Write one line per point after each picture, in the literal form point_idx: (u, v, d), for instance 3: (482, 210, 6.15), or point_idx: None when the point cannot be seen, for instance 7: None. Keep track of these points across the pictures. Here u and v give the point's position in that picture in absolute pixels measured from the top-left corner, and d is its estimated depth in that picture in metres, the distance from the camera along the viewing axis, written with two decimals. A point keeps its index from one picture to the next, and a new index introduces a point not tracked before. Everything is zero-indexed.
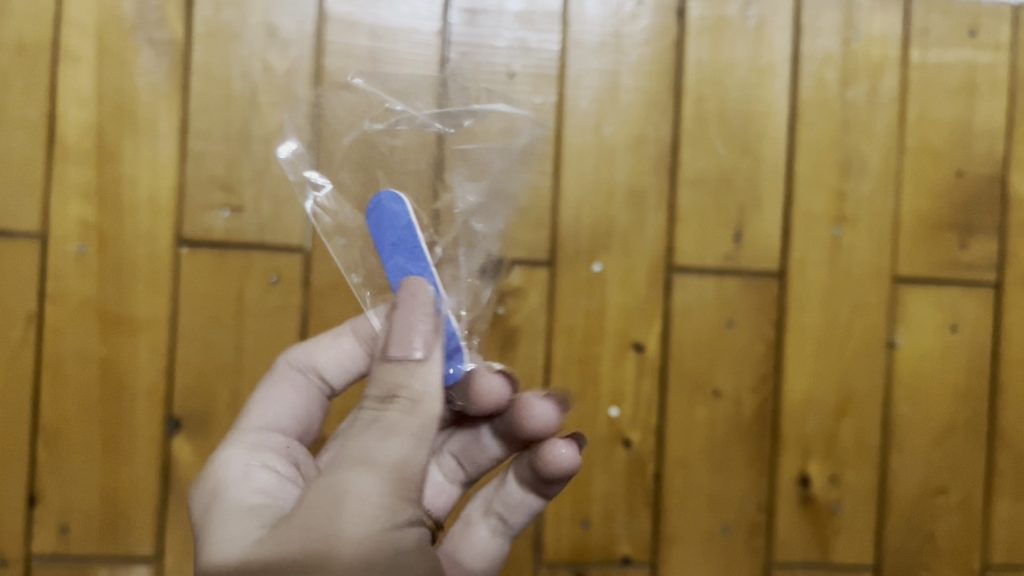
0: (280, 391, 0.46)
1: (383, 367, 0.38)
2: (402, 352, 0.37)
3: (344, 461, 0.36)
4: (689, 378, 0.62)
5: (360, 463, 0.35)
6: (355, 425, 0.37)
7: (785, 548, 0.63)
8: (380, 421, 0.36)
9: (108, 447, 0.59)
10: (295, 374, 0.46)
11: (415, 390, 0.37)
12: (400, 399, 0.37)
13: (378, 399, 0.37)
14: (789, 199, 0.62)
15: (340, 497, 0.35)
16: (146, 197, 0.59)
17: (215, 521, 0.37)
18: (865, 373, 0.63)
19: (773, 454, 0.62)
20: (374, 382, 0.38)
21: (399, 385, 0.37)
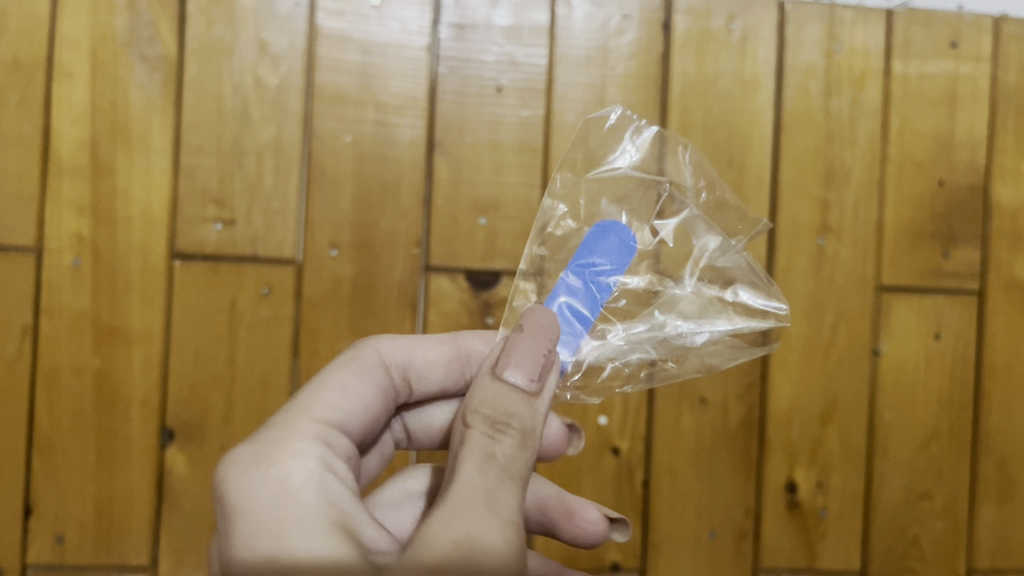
0: (359, 380, 0.42)
1: (494, 384, 0.37)
2: (516, 380, 0.37)
3: (467, 482, 0.33)
4: (676, 386, 0.62)
5: (489, 482, 0.34)
6: (464, 445, 0.35)
7: (772, 553, 0.64)
8: (503, 442, 0.35)
9: (103, 458, 0.60)
10: (381, 374, 0.43)
11: (526, 420, 0.36)
12: (513, 429, 0.35)
13: (491, 420, 0.36)
14: (774, 209, 0.64)
15: (480, 522, 0.32)
16: (139, 210, 0.60)
17: (290, 520, 0.32)
18: (850, 381, 0.64)
19: (759, 460, 0.63)
20: (482, 401, 0.36)
21: (516, 414, 0.36)
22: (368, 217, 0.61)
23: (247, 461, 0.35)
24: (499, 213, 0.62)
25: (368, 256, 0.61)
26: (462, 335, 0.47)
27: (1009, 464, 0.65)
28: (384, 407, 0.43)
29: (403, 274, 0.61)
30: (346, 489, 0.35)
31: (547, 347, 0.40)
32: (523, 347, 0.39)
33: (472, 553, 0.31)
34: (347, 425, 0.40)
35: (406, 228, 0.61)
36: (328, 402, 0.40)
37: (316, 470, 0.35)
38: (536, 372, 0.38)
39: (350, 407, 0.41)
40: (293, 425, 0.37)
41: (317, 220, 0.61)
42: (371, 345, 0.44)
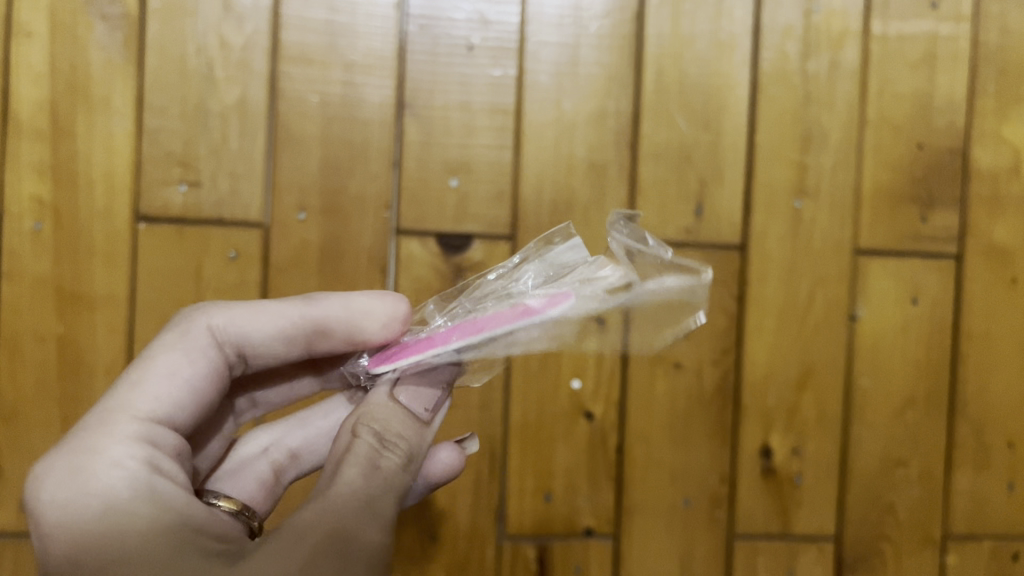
0: (189, 365, 0.41)
1: (389, 405, 0.41)
2: (412, 406, 0.41)
3: (345, 484, 0.36)
4: (650, 352, 0.62)
5: (367, 490, 0.36)
6: (349, 453, 0.38)
7: (746, 519, 0.63)
8: (383, 456, 0.38)
9: (67, 424, 0.59)
10: (213, 352, 0.42)
11: (413, 443, 0.40)
12: (400, 448, 0.39)
13: (379, 435, 0.39)
14: (750, 173, 0.63)
15: (352, 517, 0.34)
16: (101, 173, 0.59)
17: (140, 530, 0.33)
18: (827, 346, 0.63)
19: (734, 426, 0.63)
20: (372, 418, 0.40)
21: (402, 435, 0.40)
22: (336, 180, 0.60)
23: (61, 465, 0.35)
24: (471, 176, 0.61)
25: (336, 219, 0.60)
26: (307, 304, 0.44)
27: (985, 430, 0.65)
28: (218, 389, 0.42)
29: (372, 238, 0.60)
30: (178, 493, 0.36)
31: (443, 384, 0.43)
32: (421, 373, 0.43)
33: (343, 529, 0.34)
34: (178, 415, 0.40)
35: (375, 191, 0.60)
36: (150, 393, 0.39)
37: (136, 480, 0.35)
38: (432, 404, 0.42)
39: (177, 395, 0.40)
40: (109, 424, 0.37)
41: (283, 182, 0.59)
42: (202, 325, 0.42)
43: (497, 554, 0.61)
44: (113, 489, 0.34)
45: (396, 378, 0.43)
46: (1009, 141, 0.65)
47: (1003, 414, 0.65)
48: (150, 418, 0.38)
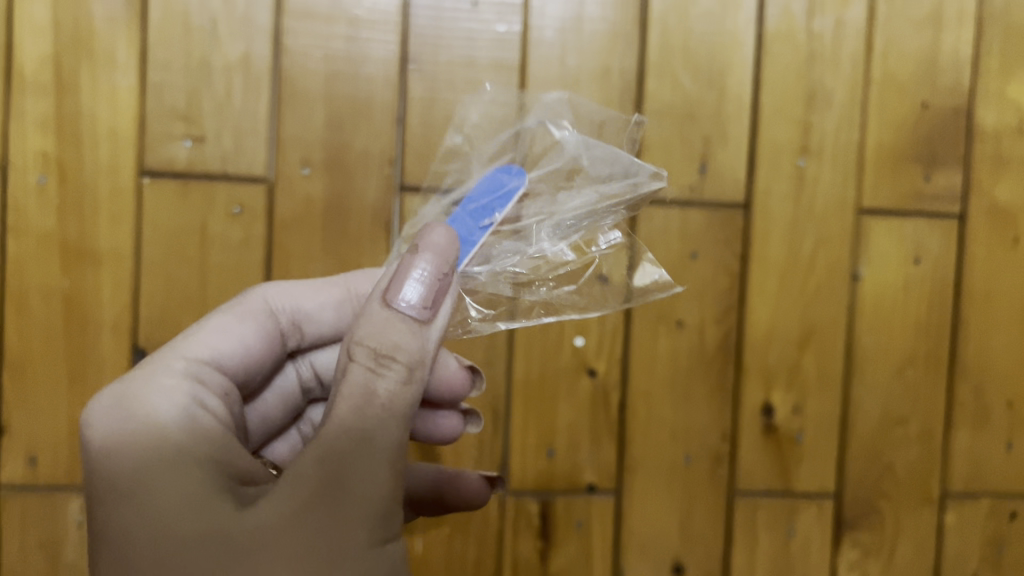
0: (238, 324, 0.43)
1: (381, 315, 0.36)
2: (406, 313, 0.36)
3: (337, 417, 0.33)
4: (653, 310, 0.62)
5: (365, 417, 0.33)
6: (343, 380, 0.34)
7: (747, 477, 0.63)
8: (378, 376, 0.34)
9: (74, 378, 0.59)
10: (265, 318, 0.44)
11: (413, 352, 0.35)
12: (396, 362, 0.35)
13: (375, 353, 0.35)
14: (755, 131, 0.63)
15: (348, 457, 0.32)
16: (105, 128, 0.59)
17: (158, 468, 0.33)
18: (829, 305, 0.63)
19: (736, 384, 0.63)
20: (364, 333, 0.35)
21: (401, 345, 0.35)
22: (340, 136, 0.60)
23: (109, 397, 0.36)
24: None
25: (340, 176, 0.60)
26: (353, 279, 0.48)
27: (985, 390, 0.65)
28: (268, 355, 0.44)
29: (376, 194, 0.60)
30: (219, 427, 0.36)
31: (442, 275, 0.38)
32: (420, 273, 0.37)
33: (339, 472, 0.32)
34: (226, 364, 0.41)
35: (379, 148, 0.60)
36: (203, 343, 0.41)
37: (176, 410, 0.35)
38: (431, 300, 0.37)
39: (227, 346, 0.41)
40: (165, 362, 0.38)
41: (288, 138, 0.59)
42: (257, 300, 0.45)
43: (500, 509, 0.62)
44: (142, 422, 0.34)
45: (395, 276, 0.37)
46: (1014, 101, 0.65)
47: (1003, 374, 0.66)
48: (204, 361, 0.40)
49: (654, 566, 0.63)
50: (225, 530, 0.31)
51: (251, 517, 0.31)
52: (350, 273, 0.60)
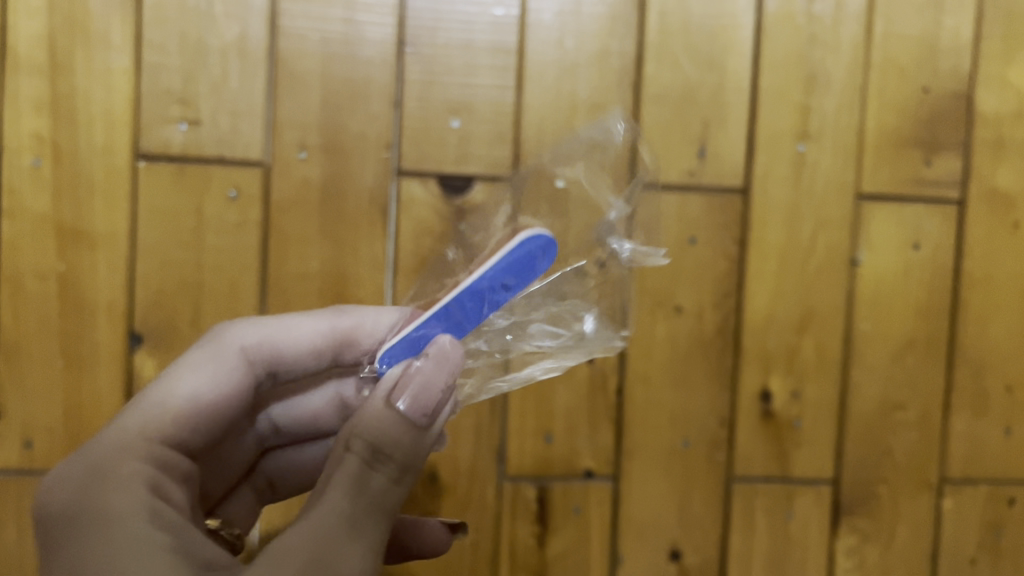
0: (211, 382, 0.43)
1: (381, 413, 0.38)
2: (409, 413, 0.38)
3: (326, 508, 0.35)
4: (651, 295, 0.62)
5: (349, 513, 0.35)
6: (338, 469, 0.36)
7: (745, 463, 0.63)
8: (369, 474, 0.36)
9: (70, 361, 0.59)
10: (241, 370, 0.45)
11: (409, 452, 0.37)
12: (392, 461, 0.37)
13: (372, 447, 0.37)
14: (754, 115, 0.62)
15: (333, 544, 0.33)
16: (101, 110, 0.58)
17: (130, 550, 0.33)
18: (828, 290, 0.63)
19: (734, 370, 0.63)
20: (366, 425, 0.37)
21: (397, 442, 0.37)
22: (337, 119, 0.59)
23: (71, 487, 0.37)
24: (472, 116, 0.60)
25: (337, 159, 0.60)
26: (337, 316, 0.47)
27: (984, 375, 0.65)
28: (234, 403, 0.44)
29: (373, 178, 0.60)
30: (179, 518, 0.37)
31: (444, 381, 0.39)
32: (422, 374, 0.39)
33: (322, 558, 0.33)
34: (194, 434, 0.43)
35: (376, 131, 0.60)
36: (164, 407, 0.42)
37: (138, 505, 0.36)
38: (432, 407, 0.38)
39: (196, 412, 0.43)
40: (125, 441, 0.40)
41: (284, 121, 0.59)
42: (232, 342, 0.45)
43: (497, 494, 0.62)
44: (115, 509, 0.35)
45: (397, 379, 0.39)
46: (1015, 85, 0.65)
47: (1002, 359, 0.65)
48: (166, 439, 0.41)
49: (652, 551, 0.63)
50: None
51: None
52: (347, 258, 0.60)
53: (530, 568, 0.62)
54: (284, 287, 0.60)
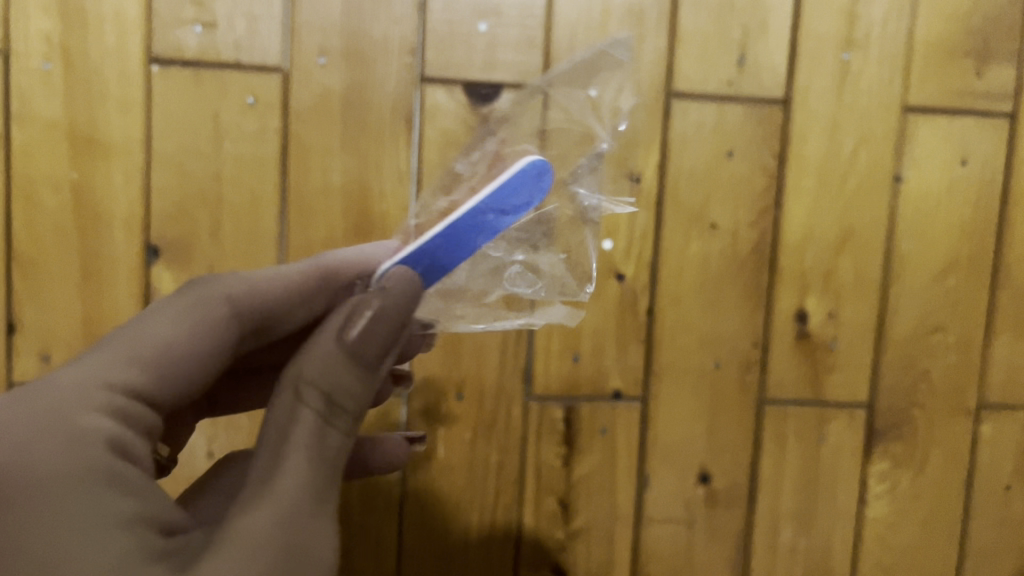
0: (189, 329, 0.40)
1: (333, 354, 0.36)
2: (362, 353, 0.37)
3: (284, 486, 0.33)
4: (685, 211, 0.60)
5: (312, 491, 0.34)
6: (294, 427, 0.35)
7: (778, 385, 0.62)
8: (315, 440, 0.35)
9: (88, 275, 0.58)
10: (229, 318, 0.42)
11: (365, 401, 0.37)
12: (346, 414, 0.36)
13: (327, 400, 0.36)
14: (797, 22, 0.59)
15: (296, 530, 0.33)
16: (112, 11, 0.56)
17: (91, 526, 0.30)
18: (868, 208, 0.61)
19: (769, 289, 0.61)
20: (313, 372, 0.36)
21: (351, 394, 0.36)
22: (359, 22, 0.57)
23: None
24: (500, 20, 0.57)
25: (359, 65, 0.57)
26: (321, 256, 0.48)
27: None
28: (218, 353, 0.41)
29: (396, 86, 0.57)
30: (140, 476, 0.34)
31: (397, 321, 0.38)
32: (379, 306, 0.38)
33: (296, 544, 0.33)
34: (156, 386, 0.38)
35: (399, 36, 0.57)
36: (133, 357, 0.38)
37: (85, 464, 0.32)
38: (384, 347, 0.38)
39: (172, 361, 0.39)
40: (80, 392, 0.35)
41: (303, 25, 0.57)
42: (221, 292, 0.42)
43: (523, 415, 0.60)
44: (63, 468, 0.32)
45: (351, 310, 0.38)
46: None
47: None
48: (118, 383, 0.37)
49: (679, 475, 0.62)
50: None
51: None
52: (369, 171, 0.58)
53: (555, 491, 0.61)
54: (305, 202, 0.58)
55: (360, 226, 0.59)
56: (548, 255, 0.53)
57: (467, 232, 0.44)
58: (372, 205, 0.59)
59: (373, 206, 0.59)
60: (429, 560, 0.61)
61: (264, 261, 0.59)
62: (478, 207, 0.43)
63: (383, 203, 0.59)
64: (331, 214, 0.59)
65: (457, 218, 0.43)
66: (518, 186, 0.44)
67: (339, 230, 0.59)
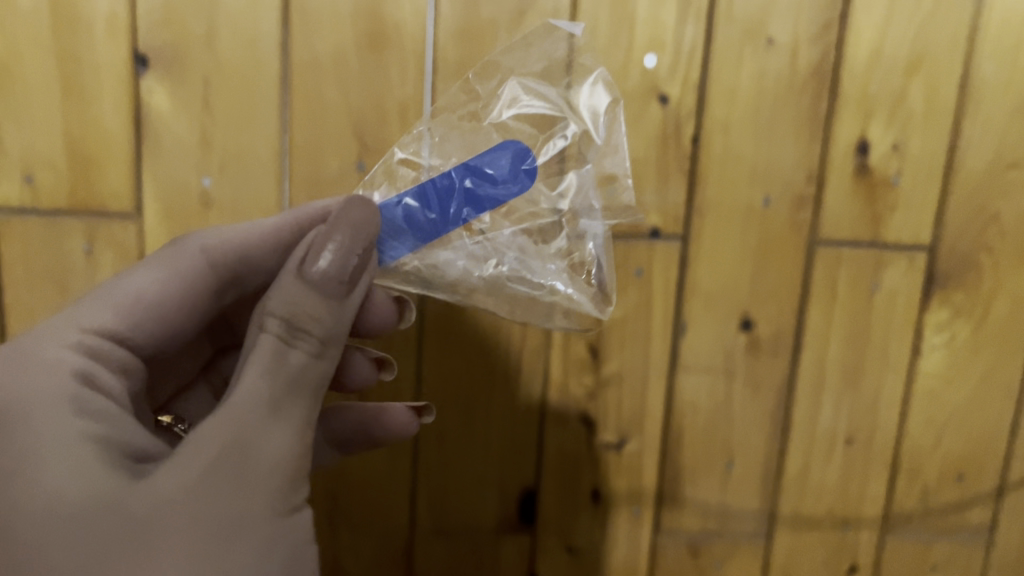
0: (157, 279, 0.41)
1: (294, 284, 0.35)
2: (324, 282, 0.35)
3: (237, 400, 0.33)
4: (739, 24, 0.53)
5: (267, 401, 0.33)
6: (254, 348, 0.35)
7: (833, 224, 0.56)
8: (272, 358, 0.34)
9: (69, 87, 0.52)
10: (200, 269, 0.42)
11: (329, 327, 0.35)
12: (310, 337, 0.35)
13: (286, 323, 0.35)
14: None
15: (247, 438, 0.32)
16: None
17: (53, 433, 0.32)
18: (947, 23, 0.54)
19: (829, 116, 0.55)
20: (275, 300, 0.35)
21: (315, 318, 0.35)
22: None
23: None
24: None
25: None
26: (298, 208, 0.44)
27: None
28: (193, 304, 0.42)
29: None
30: (110, 407, 0.36)
31: (363, 248, 0.37)
32: (335, 235, 0.36)
33: (241, 451, 0.32)
34: (132, 332, 0.40)
35: None
36: (107, 306, 0.40)
37: (57, 389, 0.34)
38: (350, 272, 0.36)
39: (144, 314, 0.40)
40: (55, 330, 0.38)
41: None
42: (191, 245, 0.42)
43: None
44: (39, 388, 0.34)
45: (310, 245, 0.37)
46: None
47: None
48: (90, 328, 0.39)
49: (720, 322, 0.56)
50: (116, 495, 0.30)
51: (142, 488, 0.30)
52: None
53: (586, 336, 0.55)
54: (309, 8, 0.52)
55: (372, 37, 0.52)
56: (562, 253, 0.44)
57: (438, 195, 0.42)
58: (386, 12, 0.52)
59: (387, 13, 0.52)
60: (453, 407, 0.55)
61: (266, 75, 0.52)
62: (454, 172, 0.42)
63: (398, 10, 0.52)
64: (339, 21, 0.52)
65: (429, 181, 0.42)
66: (498, 159, 0.43)
67: (349, 41, 0.52)
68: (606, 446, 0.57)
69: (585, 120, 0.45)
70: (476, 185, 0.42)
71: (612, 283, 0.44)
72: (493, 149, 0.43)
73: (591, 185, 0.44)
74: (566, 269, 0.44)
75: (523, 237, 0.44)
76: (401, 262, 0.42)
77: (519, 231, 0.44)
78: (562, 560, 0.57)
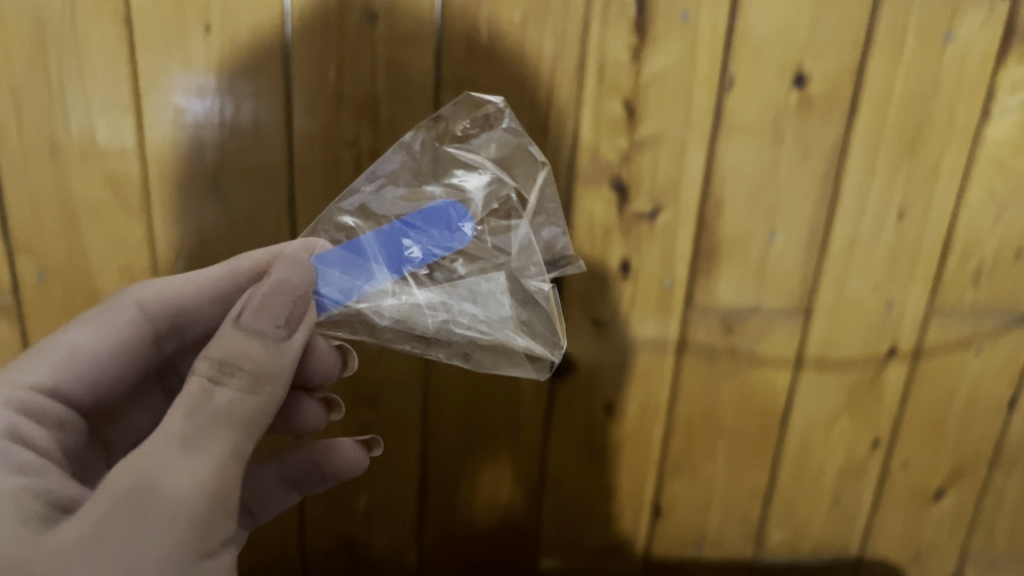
0: (94, 334, 0.41)
1: (226, 329, 0.33)
2: (257, 327, 0.33)
3: (154, 439, 0.31)
4: None
5: (184, 440, 0.31)
6: (182, 391, 0.32)
7: None
8: (193, 397, 0.32)
9: None
10: (134, 324, 0.42)
11: (262, 365, 0.33)
12: (240, 374, 0.32)
13: (218, 363, 0.32)
14: None
15: (155, 481, 0.30)
16: None
17: None
18: None
19: None
20: (210, 345, 0.33)
21: (247, 357, 0.33)
22: None
23: None
24: None
25: None
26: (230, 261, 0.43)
27: None
28: (129, 355, 0.42)
29: None
30: (38, 461, 0.36)
31: (296, 298, 0.35)
32: (265, 290, 0.35)
33: (145, 492, 0.30)
34: (71, 387, 0.40)
35: None
36: (44, 361, 0.40)
37: None
38: (286, 318, 0.34)
39: (80, 367, 0.40)
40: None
41: None
42: (123, 299, 0.42)
43: None
44: None
45: (246, 296, 0.35)
46: None
47: None
48: (26, 386, 0.39)
49: (770, 80, 0.50)
50: (16, 546, 0.29)
51: (46, 538, 0.30)
52: None
53: (620, 92, 0.50)
54: None
55: None
56: (514, 304, 0.41)
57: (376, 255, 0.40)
58: None
59: None
60: None
61: None
62: (384, 229, 0.41)
63: None
64: None
65: (363, 239, 0.40)
66: (427, 219, 0.41)
67: None
68: (637, 217, 0.53)
69: (519, 178, 0.42)
70: (405, 240, 0.40)
71: (563, 326, 0.41)
72: (424, 208, 0.41)
73: (532, 246, 0.41)
74: (520, 323, 0.41)
75: (473, 286, 0.41)
76: (345, 312, 0.40)
77: (468, 280, 0.41)
78: (586, 335, 0.55)
